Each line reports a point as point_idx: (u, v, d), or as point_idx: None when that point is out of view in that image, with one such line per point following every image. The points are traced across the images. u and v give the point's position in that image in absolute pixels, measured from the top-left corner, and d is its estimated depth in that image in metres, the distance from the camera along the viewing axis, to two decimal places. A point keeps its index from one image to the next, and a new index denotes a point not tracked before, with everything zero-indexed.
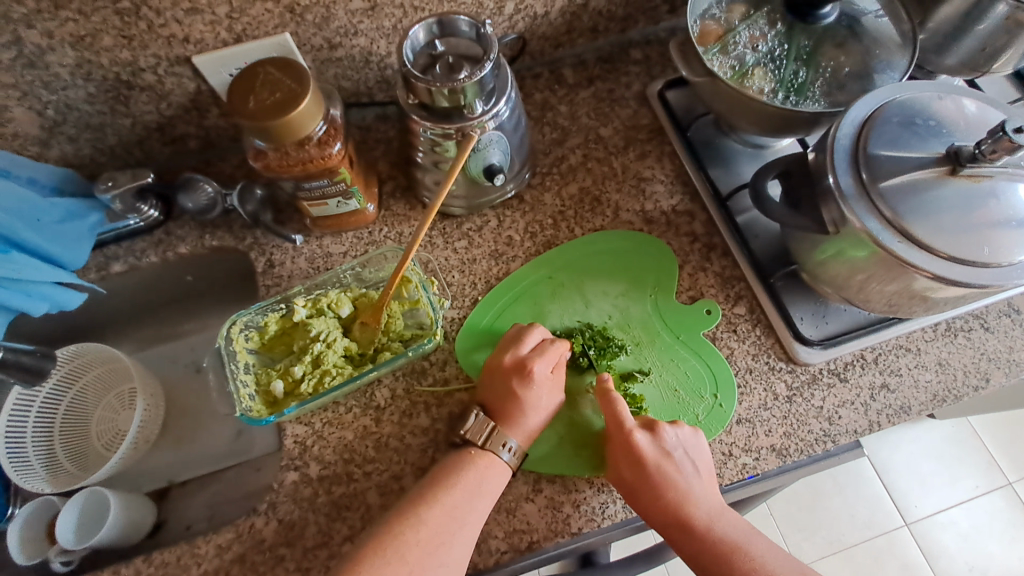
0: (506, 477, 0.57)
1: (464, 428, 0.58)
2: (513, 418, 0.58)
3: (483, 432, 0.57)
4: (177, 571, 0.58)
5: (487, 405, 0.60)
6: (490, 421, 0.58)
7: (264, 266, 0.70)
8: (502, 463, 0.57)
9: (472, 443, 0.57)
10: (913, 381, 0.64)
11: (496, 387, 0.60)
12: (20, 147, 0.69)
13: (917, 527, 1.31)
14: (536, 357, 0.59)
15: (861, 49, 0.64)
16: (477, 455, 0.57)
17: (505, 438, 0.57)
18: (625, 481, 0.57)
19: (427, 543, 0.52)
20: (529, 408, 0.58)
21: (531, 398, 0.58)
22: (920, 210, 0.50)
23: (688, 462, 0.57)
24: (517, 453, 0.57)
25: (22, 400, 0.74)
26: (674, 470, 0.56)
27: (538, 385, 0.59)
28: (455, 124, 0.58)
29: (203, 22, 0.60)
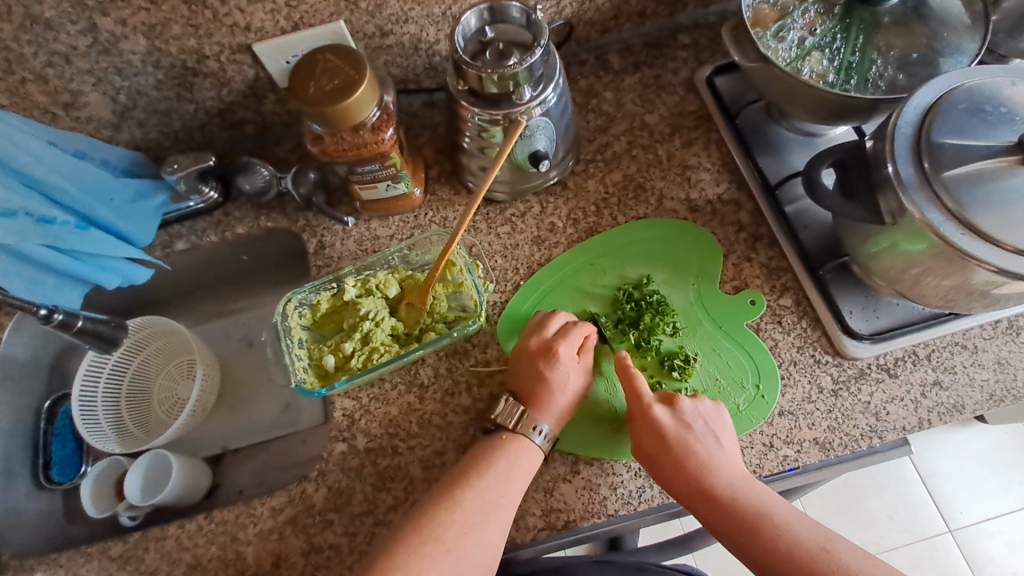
0: (538, 460, 0.59)
1: (494, 413, 0.59)
2: (543, 401, 0.59)
3: (513, 415, 0.59)
4: (235, 529, 0.62)
5: (516, 390, 0.61)
6: (520, 404, 0.59)
7: (315, 248, 0.73)
8: (534, 447, 0.58)
9: (503, 427, 0.59)
10: (968, 380, 0.61)
11: (524, 372, 0.61)
12: (94, 131, 0.73)
13: (962, 535, 1.27)
14: (561, 340, 0.61)
15: (927, 31, 0.61)
16: (508, 438, 0.58)
17: (536, 421, 0.58)
18: (648, 455, 0.58)
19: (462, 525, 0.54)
20: (558, 390, 0.59)
21: (560, 379, 0.60)
22: (987, 202, 0.48)
23: (710, 434, 0.57)
24: (548, 437, 0.59)
25: (95, 364, 0.81)
26: (695, 441, 0.57)
27: (564, 366, 0.60)
28: (502, 110, 0.59)
29: (264, 10, 0.63)
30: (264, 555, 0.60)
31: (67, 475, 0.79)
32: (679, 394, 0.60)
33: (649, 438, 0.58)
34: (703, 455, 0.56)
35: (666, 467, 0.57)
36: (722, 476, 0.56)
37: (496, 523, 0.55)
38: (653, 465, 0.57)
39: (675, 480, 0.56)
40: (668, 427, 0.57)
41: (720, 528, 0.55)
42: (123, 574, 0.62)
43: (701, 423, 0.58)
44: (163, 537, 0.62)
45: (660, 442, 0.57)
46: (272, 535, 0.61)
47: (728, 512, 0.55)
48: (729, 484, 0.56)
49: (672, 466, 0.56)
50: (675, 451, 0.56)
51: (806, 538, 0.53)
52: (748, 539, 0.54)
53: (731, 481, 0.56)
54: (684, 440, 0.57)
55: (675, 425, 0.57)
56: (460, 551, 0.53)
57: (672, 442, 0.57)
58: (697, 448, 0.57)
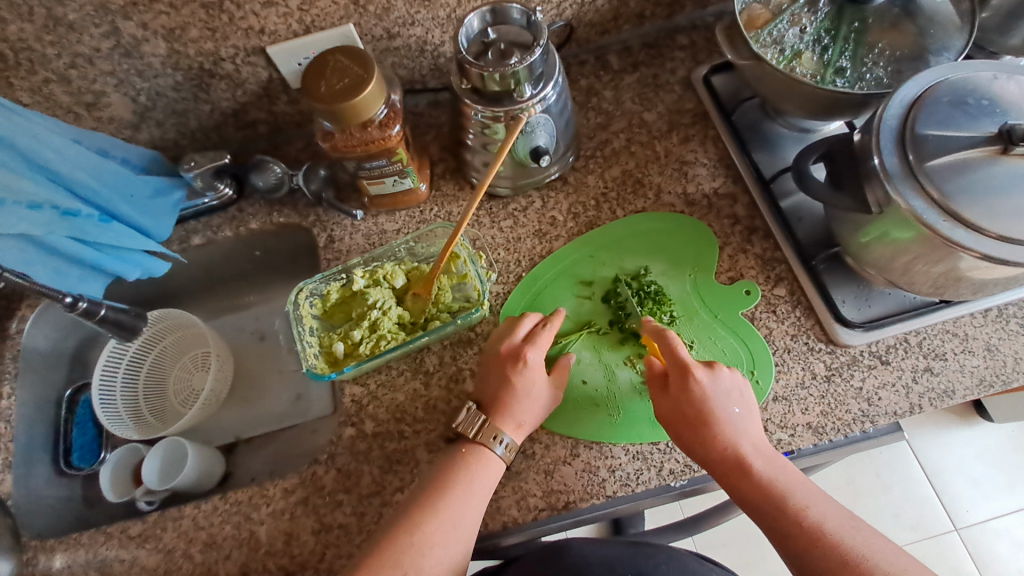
0: (500, 471, 0.59)
1: (456, 423, 0.60)
2: (505, 410, 0.60)
3: (474, 425, 0.60)
4: (249, 509, 0.64)
5: (481, 398, 0.62)
6: (482, 414, 0.60)
7: (325, 242, 0.76)
8: (495, 457, 0.59)
9: (465, 437, 0.60)
10: (959, 366, 0.63)
11: (490, 378, 0.62)
12: (115, 130, 0.77)
13: (967, 533, 1.27)
14: (530, 346, 0.62)
15: (916, 29, 0.63)
16: (468, 451, 0.59)
17: (497, 431, 0.59)
18: (682, 416, 0.58)
19: (443, 522, 0.55)
20: (523, 396, 0.60)
21: (525, 385, 0.61)
22: (969, 190, 0.50)
23: (741, 404, 0.59)
24: (510, 447, 0.59)
25: (115, 353, 0.84)
26: (728, 407, 0.58)
27: (530, 373, 0.61)
28: (504, 107, 0.62)
29: (277, 14, 0.66)
30: (277, 533, 0.63)
31: (88, 460, 0.82)
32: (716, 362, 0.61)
33: (684, 401, 0.59)
34: (736, 422, 0.58)
35: (698, 431, 0.58)
36: (753, 446, 0.57)
37: (472, 514, 0.56)
38: (683, 429, 0.58)
39: (706, 445, 0.57)
40: (706, 392, 0.58)
41: (743, 494, 0.56)
42: (141, 552, 0.64)
43: (735, 393, 0.59)
44: (181, 517, 0.65)
45: (696, 405, 0.58)
46: (284, 515, 0.64)
47: (756, 481, 0.56)
48: (758, 453, 0.57)
49: (705, 431, 0.57)
50: (712, 417, 0.57)
51: (826, 512, 0.54)
52: (772, 510, 0.55)
53: (761, 453, 0.57)
54: (721, 408, 0.58)
55: (713, 391, 0.58)
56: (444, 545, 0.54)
57: (709, 407, 0.58)
58: (730, 418, 0.58)
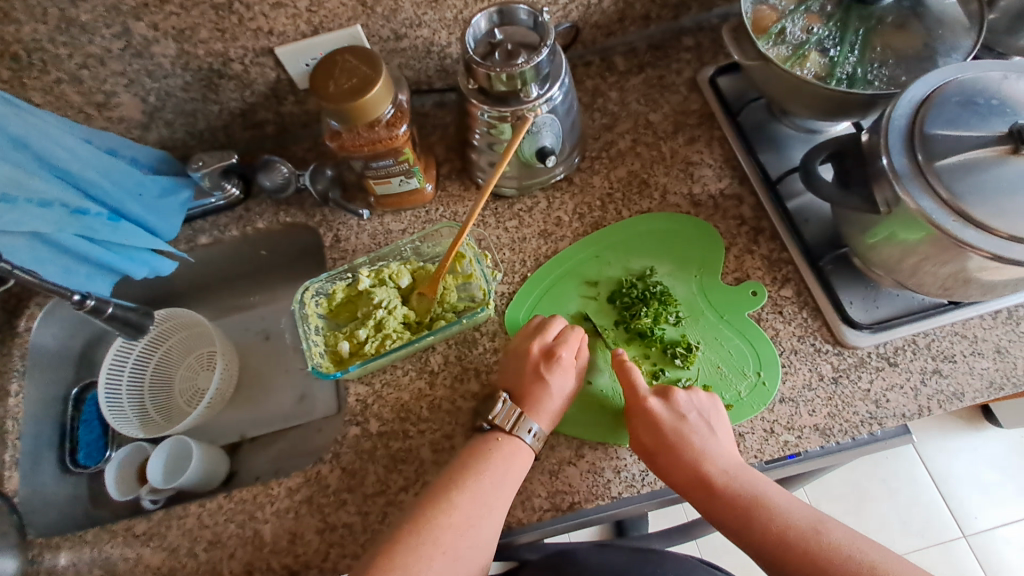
0: (529, 460, 0.60)
1: (492, 414, 0.60)
2: (539, 402, 0.61)
3: (510, 418, 0.60)
4: (254, 507, 0.64)
5: (512, 390, 0.62)
6: (517, 406, 0.61)
7: (331, 241, 0.76)
8: (524, 446, 0.60)
9: (499, 428, 0.60)
10: (968, 368, 0.62)
11: (522, 371, 0.63)
12: (125, 130, 0.78)
13: (975, 540, 1.25)
14: (562, 344, 0.63)
15: (923, 30, 0.63)
16: (502, 441, 0.60)
17: (529, 422, 0.60)
18: (645, 446, 0.59)
19: (477, 503, 0.56)
20: (558, 389, 0.61)
21: (559, 381, 0.61)
22: (979, 190, 0.49)
23: (703, 424, 0.59)
24: (539, 437, 0.60)
25: (121, 352, 0.84)
26: (689, 431, 0.58)
27: (565, 369, 0.62)
28: (510, 107, 0.62)
29: (286, 15, 0.66)
30: (281, 532, 0.63)
31: (93, 459, 0.83)
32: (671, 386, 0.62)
33: (641, 429, 0.59)
34: (699, 445, 0.58)
35: (659, 459, 0.58)
36: (717, 467, 0.57)
37: (503, 495, 0.58)
38: (647, 458, 0.59)
39: (668, 471, 0.58)
40: (659, 418, 0.59)
41: (716, 515, 0.57)
42: (145, 550, 0.64)
43: (696, 414, 0.60)
44: (185, 515, 0.65)
45: (655, 433, 0.59)
46: (289, 513, 0.63)
47: (723, 502, 0.56)
48: (724, 473, 0.57)
49: (665, 457, 0.58)
50: (670, 443, 0.58)
51: (801, 522, 0.54)
52: (746, 528, 0.55)
53: (727, 470, 0.57)
54: (676, 432, 0.58)
55: (667, 416, 0.59)
56: (479, 525, 0.56)
57: (664, 433, 0.58)
58: (689, 441, 0.58)
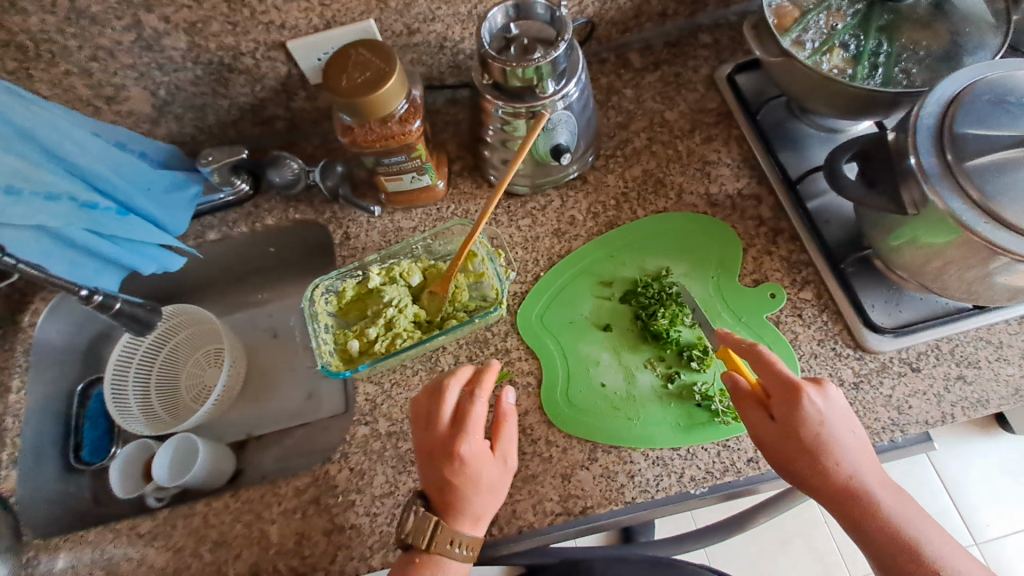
0: (463, 570, 0.55)
1: (404, 530, 0.54)
2: (462, 510, 0.54)
3: (427, 532, 0.53)
4: (260, 507, 0.63)
5: (428, 490, 0.56)
6: (434, 517, 0.54)
7: (341, 238, 0.75)
8: (456, 561, 0.54)
9: (417, 548, 0.54)
10: (993, 375, 0.61)
11: (433, 468, 0.55)
12: (134, 124, 0.77)
13: (987, 549, 1.23)
14: (463, 434, 0.55)
15: (950, 27, 0.62)
16: (423, 563, 0.53)
17: (452, 535, 0.53)
18: (800, 442, 0.53)
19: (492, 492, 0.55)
20: (474, 492, 0.54)
21: (475, 478, 0.54)
22: (1013, 191, 0.48)
23: (854, 430, 0.54)
24: (470, 547, 0.54)
25: (128, 348, 0.84)
26: (843, 435, 0.53)
27: (471, 463, 0.55)
28: (526, 104, 0.61)
29: (298, 8, 0.65)
30: (288, 533, 0.62)
31: (97, 456, 0.82)
32: (823, 381, 0.57)
33: (797, 426, 0.53)
34: (852, 452, 0.53)
35: (814, 461, 0.53)
36: (875, 478, 0.53)
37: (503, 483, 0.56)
38: (796, 459, 0.53)
39: (823, 475, 0.52)
40: (821, 416, 0.53)
41: (860, 527, 0.52)
42: (151, 549, 0.64)
43: (846, 417, 0.55)
44: (191, 514, 0.64)
45: (813, 432, 0.53)
46: (295, 514, 0.63)
47: (877, 516, 0.52)
48: (876, 485, 0.53)
49: (821, 459, 0.52)
50: (830, 444, 0.53)
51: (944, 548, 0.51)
52: (891, 545, 0.51)
53: (880, 483, 0.53)
54: (836, 432, 0.53)
55: (829, 414, 0.54)
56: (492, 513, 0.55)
57: (826, 433, 0.53)
58: (846, 447, 0.53)
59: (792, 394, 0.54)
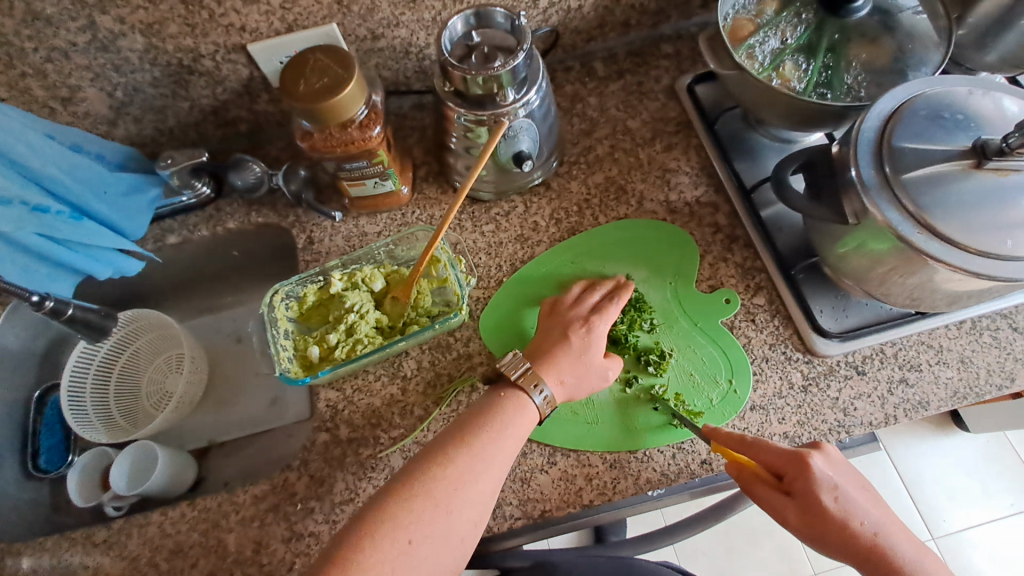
0: (530, 422, 0.57)
1: (500, 363, 0.60)
2: (552, 362, 0.60)
3: (518, 368, 0.59)
4: (218, 516, 0.63)
5: (533, 352, 0.62)
6: (527, 362, 0.60)
7: (304, 243, 0.74)
8: (531, 406, 0.57)
9: (505, 379, 0.59)
10: (933, 377, 0.63)
11: (556, 334, 0.62)
12: (91, 126, 0.75)
13: (944, 543, 1.28)
14: (598, 315, 0.62)
15: (894, 44, 0.64)
16: (506, 393, 0.58)
17: (539, 380, 0.58)
18: (815, 512, 0.54)
19: (466, 469, 0.52)
20: (572, 357, 0.60)
21: (581, 347, 0.61)
22: (944, 203, 0.50)
23: (861, 487, 0.56)
24: (547, 400, 0.58)
25: (85, 354, 0.82)
26: (855, 497, 0.55)
27: (594, 336, 0.61)
28: (487, 111, 0.61)
29: (259, 12, 0.65)
30: (246, 541, 0.61)
31: (55, 464, 0.79)
32: (821, 442, 0.59)
33: (812, 494, 0.55)
34: (864, 512, 0.54)
35: (836, 527, 0.54)
36: (895, 537, 0.54)
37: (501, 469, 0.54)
38: (819, 530, 0.54)
39: (847, 539, 0.53)
40: (832, 479, 0.55)
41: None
42: (105, 559, 0.62)
43: (851, 475, 0.56)
44: (147, 523, 0.63)
45: (827, 501, 0.54)
46: (254, 522, 0.62)
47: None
48: (894, 544, 0.54)
49: (842, 525, 0.54)
50: (847, 508, 0.54)
51: None
52: None
53: (901, 537, 0.54)
54: (848, 494, 0.55)
55: (838, 476, 0.55)
56: (453, 511, 0.50)
57: (838, 497, 0.54)
58: (862, 507, 0.55)
59: (798, 461, 0.55)
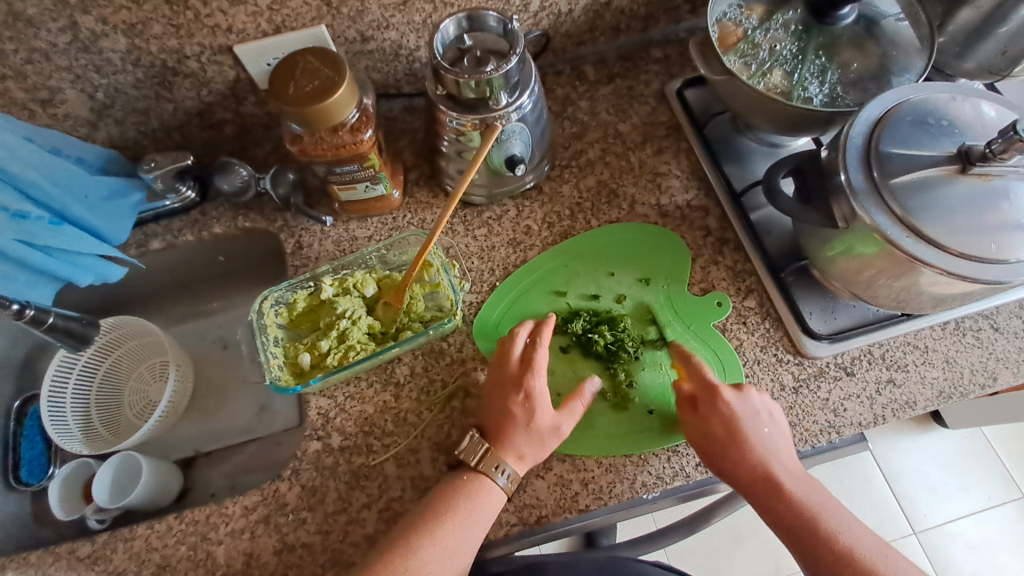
0: (501, 501, 0.58)
1: (458, 449, 0.59)
2: (503, 439, 0.58)
3: (476, 452, 0.58)
4: (206, 528, 0.61)
5: (484, 427, 0.60)
6: (484, 443, 0.59)
7: (293, 248, 0.73)
8: (495, 488, 0.58)
9: (466, 465, 0.59)
10: (920, 377, 0.65)
11: (497, 405, 0.60)
12: (70, 128, 0.73)
13: (925, 536, 1.31)
14: (528, 376, 0.60)
15: (879, 50, 0.66)
16: (469, 479, 0.58)
17: (499, 461, 0.58)
18: (702, 424, 0.59)
19: (462, 505, 0.56)
20: (521, 429, 0.58)
21: (524, 417, 0.59)
22: (931, 208, 0.51)
23: (766, 423, 0.59)
24: (512, 478, 0.58)
25: (65, 363, 0.78)
26: (751, 429, 0.59)
27: (531, 402, 0.59)
28: (479, 115, 0.61)
29: (246, 13, 0.64)
30: (235, 554, 0.60)
31: (35, 476, 0.77)
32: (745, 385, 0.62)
33: (713, 414, 0.59)
34: (763, 442, 0.58)
35: (728, 445, 0.58)
36: (783, 466, 0.58)
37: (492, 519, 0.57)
38: (715, 449, 0.59)
39: (735, 462, 0.58)
40: (761, 449, 0.58)
41: (807, 520, 0.56)
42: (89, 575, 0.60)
43: (764, 413, 0.60)
44: (132, 537, 0.62)
45: (726, 425, 0.59)
46: (244, 534, 0.61)
47: (792, 500, 0.57)
48: (790, 475, 0.58)
49: (738, 448, 0.58)
50: (740, 434, 0.58)
51: (867, 545, 0.55)
52: (805, 533, 0.56)
53: (788, 468, 0.58)
54: (750, 426, 0.59)
55: (744, 411, 0.59)
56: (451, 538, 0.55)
57: (740, 425, 0.58)
58: (761, 436, 0.59)
59: (711, 391, 0.60)
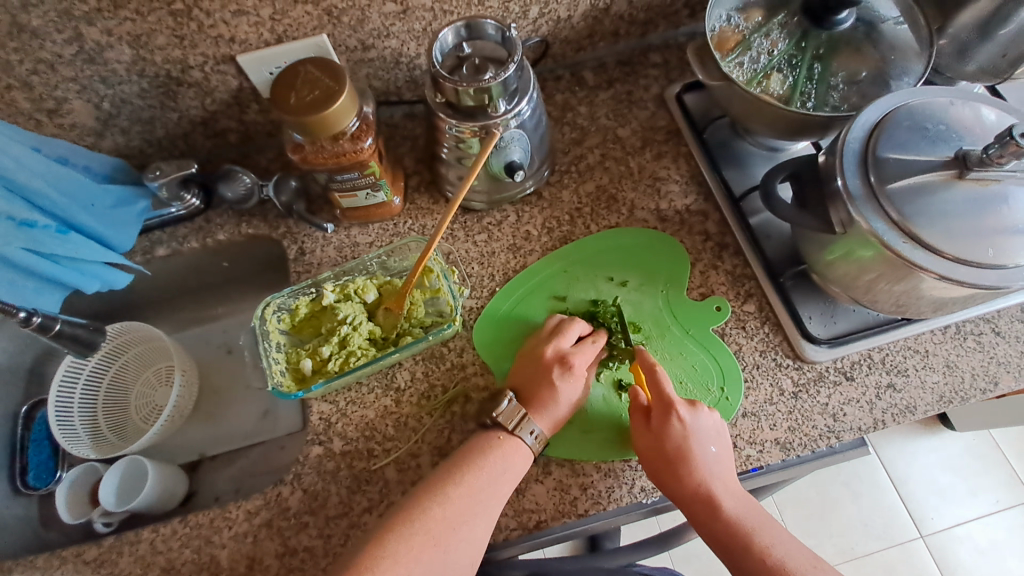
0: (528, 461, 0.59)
1: (498, 410, 0.60)
2: (544, 407, 0.61)
3: (514, 418, 0.60)
4: (210, 532, 0.62)
5: (519, 392, 0.62)
6: (521, 407, 0.61)
7: (295, 254, 0.74)
8: (525, 446, 0.59)
9: (501, 427, 0.60)
10: (920, 382, 0.65)
11: (540, 374, 0.62)
12: (78, 137, 0.74)
13: (932, 540, 1.30)
14: (577, 353, 0.63)
15: (878, 54, 0.66)
16: (504, 440, 0.59)
17: (533, 424, 0.60)
18: (651, 434, 0.59)
19: (473, 498, 0.56)
20: (561, 401, 0.61)
21: (567, 390, 0.61)
22: (927, 212, 0.51)
23: (711, 442, 0.59)
24: (541, 439, 0.60)
25: (71, 369, 0.80)
26: (697, 450, 0.58)
27: (575, 377, 0.62)
28: (478, 122, 0.61)
29: (248, 23, 0.65)
30: (238, 557, 0.61)
31: (43, 480, 0.78)
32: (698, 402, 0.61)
33: (663, 434, 0.59)
34: (706, 466, 0.58)
35: (672, 478, 0.58)
36: (726, 487, 0.58)
37: (484, 532, 0.55)
38: (662, 462, 0.58)
39: (679, 481, 0.58)
40: (704, 472, 0.58)
41: (738, 531, 0.56)
42: None
43: (713, 432, 0.60)
44: (137, 541, 0.62)
45: (675, 444, 0.58)
46: (247, 538, 0.61)
47: (728, 522, 0.56)
48: (728, 495, 0.57)
49: (682, 468, 0.58)
50: (688, 454, 0.58)
51: (799, 558, 0.55)
52: (738, 547, 0.56)
53: (728, 489, 0.58)
54: (699, 446, 0.58)
55: (695, 429, 0.59)
56: (461, 531, 0.54)
57: (689, 445, 0.58)
58: (707, 460, 0.58)
59: (667, 408, 0.59)
